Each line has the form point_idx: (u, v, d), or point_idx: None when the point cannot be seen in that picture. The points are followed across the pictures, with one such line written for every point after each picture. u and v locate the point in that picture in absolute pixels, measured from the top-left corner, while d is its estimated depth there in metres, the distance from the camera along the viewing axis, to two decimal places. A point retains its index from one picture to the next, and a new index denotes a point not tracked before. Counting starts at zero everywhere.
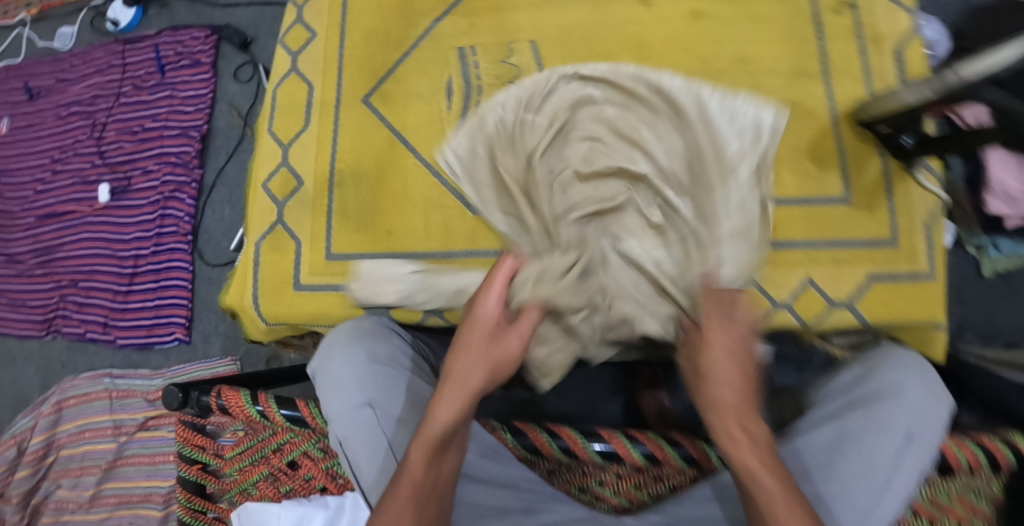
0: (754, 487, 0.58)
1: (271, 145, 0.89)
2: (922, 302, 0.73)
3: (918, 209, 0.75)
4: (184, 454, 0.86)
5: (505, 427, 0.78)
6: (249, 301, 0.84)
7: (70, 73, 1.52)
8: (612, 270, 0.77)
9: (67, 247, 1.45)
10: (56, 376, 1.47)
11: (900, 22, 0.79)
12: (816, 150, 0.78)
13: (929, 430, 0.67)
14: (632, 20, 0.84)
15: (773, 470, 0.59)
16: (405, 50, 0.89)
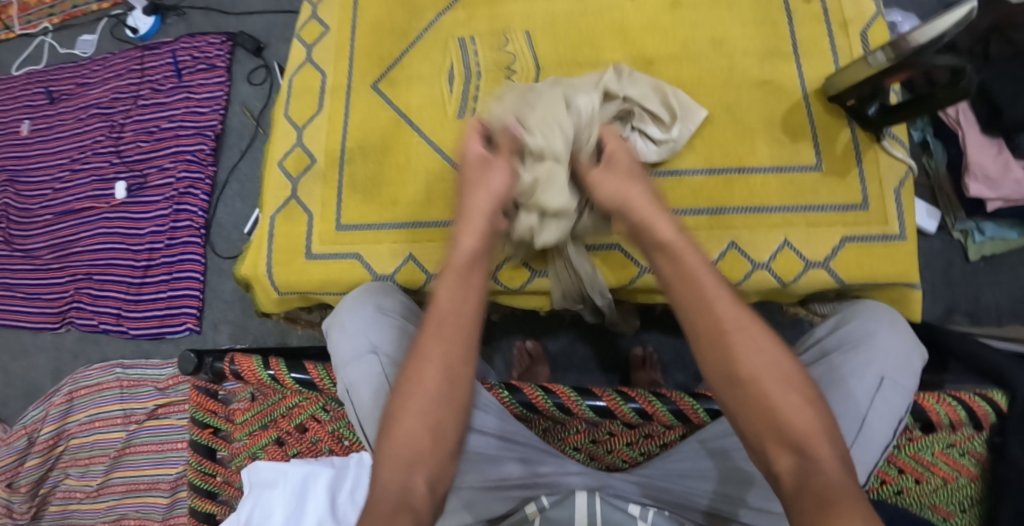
0: (736, 392, 0.64)
1: (288, 129, 0.96)
2: (892, 259, 0.80)
3: (886, 174, 0.83)
4: (197, 418, 0.91)
5: (503, 385, 0.82)
6: (262, 270, 0.90)
7: (90, 78, 1.60)
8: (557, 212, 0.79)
9: (84, 242, 1.50)
10: (67, 367, 1.49)
11: (865, 7, 0.88)
12: (789, 121, 0.85)
13: (901, 373, 0.73)
14: (614, 7, 0.92)
15: (750, 354, 0.64)
16: (411, 39, 0.96)
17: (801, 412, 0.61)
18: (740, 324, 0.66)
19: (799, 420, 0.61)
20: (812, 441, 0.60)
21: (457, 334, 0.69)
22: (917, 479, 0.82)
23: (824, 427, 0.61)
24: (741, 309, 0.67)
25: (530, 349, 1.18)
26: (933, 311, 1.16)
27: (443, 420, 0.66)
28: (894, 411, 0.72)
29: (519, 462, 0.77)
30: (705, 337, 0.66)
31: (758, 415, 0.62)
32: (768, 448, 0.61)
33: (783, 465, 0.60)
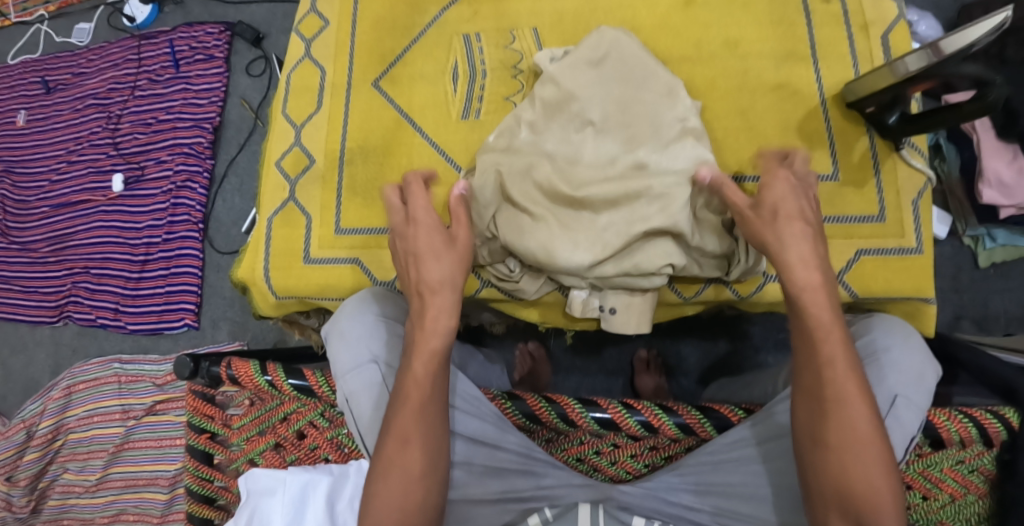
0: (820, 453, 0.61)
1: (286, 127, 0.94)
2: (908, 272, 0.78)
3: (903, 185, 0.80)
4: (194, 423, 0.89)
5: (506, 395, 0.81)
6: (260, 273, 0.88)
7: (86, 68, 1.57)
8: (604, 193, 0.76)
9: (81, 235, 1.48)
10: (66, 362, 1.48)
11: (886, 9, 0.85)
12: (805, 128, 0.83)
13: (914, 390, 0.70)
14: (624, 6, 0.88)
15: (843, 425, 0.60)
16: (414, 36, 0.93)
17: (878, 482, 0.59)
18: (862, 391, 0.61)
19: (868, 491, 0.59)
20: (879, 514, 0.58)
21: (436, 404, 0.66)
22: (925, 496, 0.80)
23: (892, 501, 0.59)
24: (854, 375, 0.61)
25: (533, 351, 1.16)
26: (942, 319, 1.14)
27: (424, 494, 0.65)
28: (908, 430, 0.69)
29: (522, 475, 0.75)
30: (813, 403, 0.62)
31: (829, 478, 0.60)
32: (828, 504, 0.61)
33: (833, 524, 0.60)
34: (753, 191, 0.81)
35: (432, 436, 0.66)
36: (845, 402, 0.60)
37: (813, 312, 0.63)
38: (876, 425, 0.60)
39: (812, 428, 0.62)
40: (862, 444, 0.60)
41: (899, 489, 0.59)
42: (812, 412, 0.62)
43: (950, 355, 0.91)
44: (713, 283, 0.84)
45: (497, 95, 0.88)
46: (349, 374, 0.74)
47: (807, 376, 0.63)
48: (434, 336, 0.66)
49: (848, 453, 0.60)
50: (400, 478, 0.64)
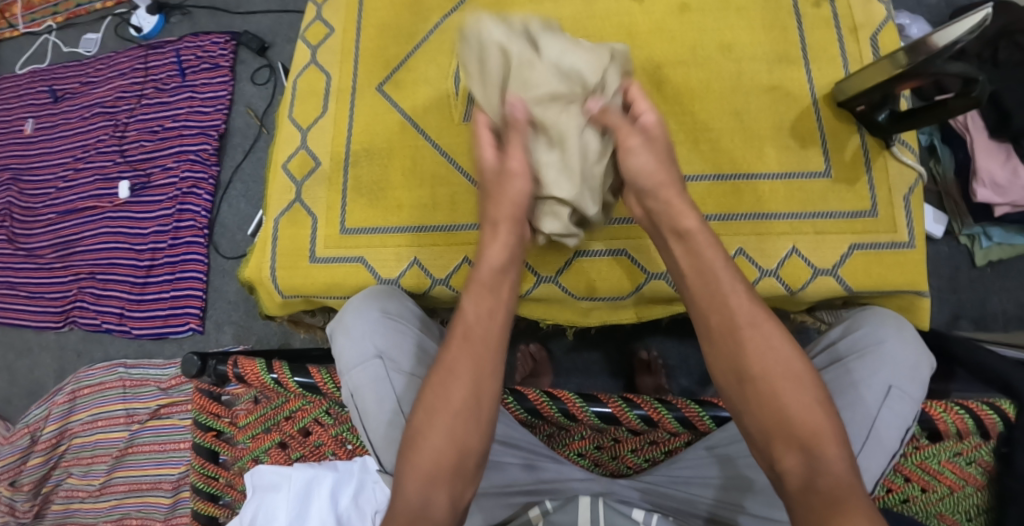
0: (747, 387, 0.64)
1: (292, 131, 0.96)
2: (901, 267, 0.80)
3: (895, 182, 0.82)
4: (200, 421, 0.90)
5: (508, 391, 0.81)
6: (266, 273, 0.90)
7: (94, 77, 1.60)
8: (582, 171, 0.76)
9: (87, 241, 1.50)
10: (70, 367, 1.49)
11: (875, 12, 0.87)
12: (798, 128, 0.85)
13: (908, 381, 0.72)
14: (620, 11, 0.91)
15: (760, 352, 0.64)
16: (417, 42, 0.96)
17: (809, 410, 0.61)
18: (769, 318, 0.66)
19: (807, 420, 0.61)
20: (822, 443, 0.59)
21: (487, 344, 0.69)
22: (924, 488, 0.81)
23: (833, 430, 0.61)
24: (754, 302, 0.67)
25: (534, 352, 1.18)
26: (939, 317, 1.16)
27: (467, 436, 0.65)
28: (903, 420, 0.71)
29: (525, 469, 0.77)
30: (724, 335, 0.66)
31: (765, 412, 0.62)
32: (774, 446, 0.62)
33: (789, 464, 0.60)
34: (748, 191, 0.83)
35: (478, 381, 0.67)
36: (756, 328, 0.65)
37: (708, 252, 0.70)
38: (793, 349, 0.64)
39: (734, 364, 0.65)
40: (780, 368, 0.63)
41: (838, 418, 0.61)
42: (727, 347, 0.66)
43: (946, 351, 0.92)
44: None
45: None
46: (354, 369, 0.76)
47: (706, 314, 0.69)
48: (483, 354, 0.68)
49: (773, 380, 0.63)
50: (445, 421, 0.65)
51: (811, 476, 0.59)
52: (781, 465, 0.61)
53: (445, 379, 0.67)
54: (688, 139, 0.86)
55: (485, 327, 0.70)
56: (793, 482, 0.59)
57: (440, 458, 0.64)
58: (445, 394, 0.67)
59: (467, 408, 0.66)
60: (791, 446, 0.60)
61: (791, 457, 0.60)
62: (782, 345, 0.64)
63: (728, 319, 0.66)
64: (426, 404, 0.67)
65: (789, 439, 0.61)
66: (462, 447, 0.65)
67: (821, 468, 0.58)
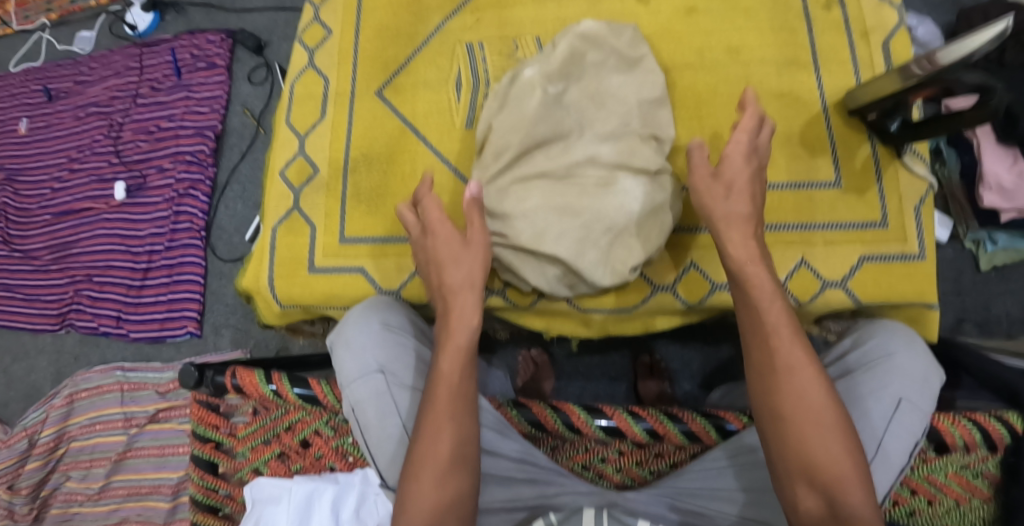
0: (777, 428, 0.62)
1: (290, 137, 0.94)
2: (910, 278, 0.78)
3: (905, 191, 0.81)
4: (199, 432, 0.90)
5: (511, 402, 0.80)
6: (264, 282, 0.88)
7: (88, 76, 1.57)
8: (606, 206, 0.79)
9: (83, 243, 1.48)
10: (68, 369, 1.48)
11: (886, 16, 0.85)
12: (807, 135, 0.83)
13: (919, 395, 0.71)
14: (626, 15, 0.89)
15: (795, 394, 0.61)
16: (417, 45, 0.94)
17: (837, 456, 0.59)
18: (809, 359, 0.63)
19: (832, 464, 0.59)
20: (844, 486, 0.58)
21: (466, 398, 0.68)
22: (930, 501, 0.80)
23: (859, 476, 0.59)
24: (796, 342, 0.63)
25: (536, 357, 1.17)
26: (944, 322, 1.15)
27: (457, 490, 0.64)
28: (913, 435, 0.70)
29: (527, 483, 0.76)
30: (761, 372, 0.64)
31: (791, 452, 0.60)
32: (795, 484, 0.60)
33: (807, 505, 0.59)
34: (754, 201, 0.82)
35: (461, 425, 0.67)
36: (794, 370, 0.62)
37: (759, 282, 0.66)
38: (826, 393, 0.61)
39: (768, 405, 0.62)
40: (807, 412, 0.61)
41: (865, 467, 0.59)
42: (761, 380, 0.63)
43: (953, 360, 0.91)
44: (718, 290, 0.83)
45: None
46: (354, 381, 0.75)
47: (754, 349, 0.65)
48: (463, 403, 0.68)
49: (803, 420, 0.60)
50: (431, 469, 0.64)
51: (834, 522, 0.57)
52: (799, 508, 0.60)
53: (432, 428, 0.66)
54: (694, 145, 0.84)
55: (461, 382, 0.69)
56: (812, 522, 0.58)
57: (430, 518, 0.63)
58: (431, 444, 0.66)
59: (453, 466, 0.65)
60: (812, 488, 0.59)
61: (809, 497, 0.59)
62: (816, 387, 0.61)
63: (764, 361, 0.63)
64: (413, 460, 0.65)
65: (812, 480, 0.59)
66: (450, 505, 0.64)
67: (844, 516, 0.57)
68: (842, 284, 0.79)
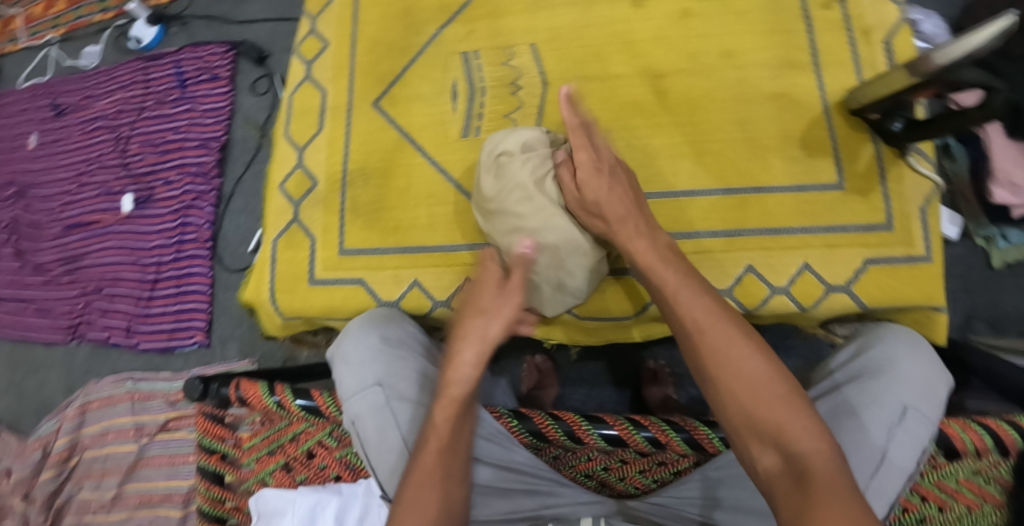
0: (712, 389, 0.62)
1: (288, 150, 0.95)
2: (916, 281, 0.77)
3: (910, 193, 0.80)
4: (205, 444, 0.90)
5: (512, 413, 0.80)
6: (265, 295, 0.89)
7: (94, 90, 1.59)
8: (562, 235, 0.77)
9: (92, 255, 1.50)
10: (80, 380, 1.50)
11: (887, 14, 0.84)
12: (807, 138, 0.82)
13: (923, 401, 0.70)
14: (621, 19, 0.88)
15: (724, 349, 0.62)
16: (412, 55, 0.94)
17: (778, 407, 0.59)
18: (719, 309, 0.64)
19: (772, 412, 0.59)
20: (790, 434, 0.58)
21: (469, 414, 0.70)
22: (942, 508, 0.78)
23: (807, 422, 0.59)
24: (713, 304, 0.65)
25: (541, 364, 1.16)
26: (955, 322, 1.12)
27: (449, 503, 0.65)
28: (918, 442, 0.69)
29: (528, 494, 0.76)
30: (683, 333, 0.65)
31: (737, 409, 0.60)
32: (748, 441, 0.60)
33: (767, 463, 0.59)
34: (755, 205, 0.81)
35: (450, 441, 0.68)
36: (710, 325, 0.63)
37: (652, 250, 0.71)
38: (750, 342, 0.62)
39: (701, 365, 0.63)
40: (739, 377, 0.61)
41: (811, 411, 0.59)
42: (687, 341, 0.65)
43: (962, 362, 0.89)
44: (718, 296, 0.80)
45: (495, 112, 0.88)
46: (356, 391, 0.75)
47: (676, 311, 0.67)
48: (456, 431, 0.68)
49: (730, 377, 0.61)
50: (424, 474, 0.65)
51: (795, 478, 0.56)
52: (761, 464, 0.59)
53: (424, 449, 0.67)
54: (693, 150, 0.84)
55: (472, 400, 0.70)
56: (782, 477, 0.57)
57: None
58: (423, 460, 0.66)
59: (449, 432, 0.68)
60: (773, 446, 0.58)
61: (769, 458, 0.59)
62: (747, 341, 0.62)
63: (687, 331, 0.64)
64: (416, 481, 0.65)
65: (768, 439, 0.59)
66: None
67: (804, 471, 0.56)
68: (846, 293, 0.78)
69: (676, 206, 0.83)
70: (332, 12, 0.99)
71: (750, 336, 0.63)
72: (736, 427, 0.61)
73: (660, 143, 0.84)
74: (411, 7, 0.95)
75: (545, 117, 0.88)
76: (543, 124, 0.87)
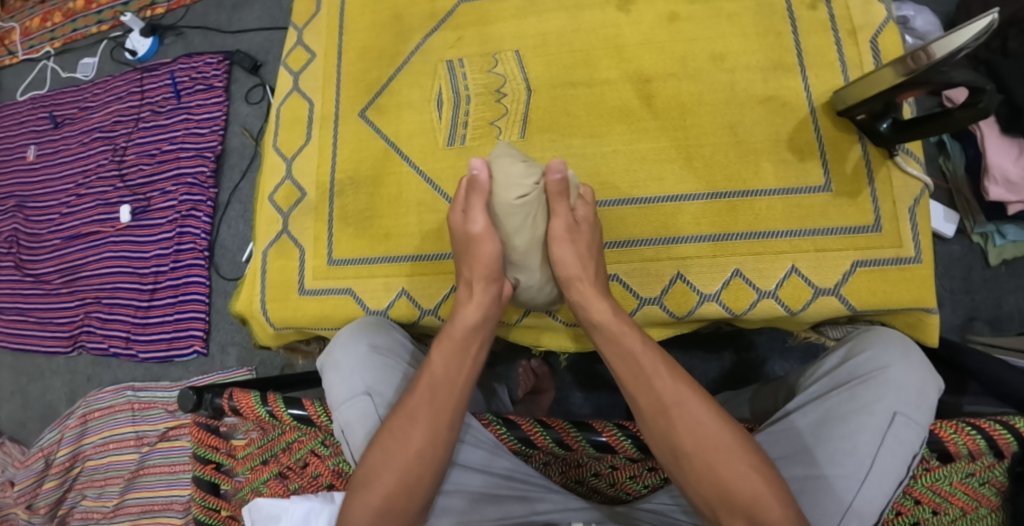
0: (683, 466, 0.65)
1: (277, 160, 0.95)
2: (905, 283, 0.77)
3: (899, 194, 0.79)
4: (199, 454, 0.91)
5: (501, 422, 0.80)
6: (257, 306, 0.90)
7: (91, 102, 1.60)
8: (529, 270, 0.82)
9: (91, 266, 1.51)
10: (81, 390, 1.51)
11: (874, 14, 0.84)
12: (795, 140, 0.82)
13: (914, 407, 0.69)
14: (607, 24, 0.88)
15: (689, 427, 0.65)
16: (400, 64, 0.94)
17: (746, 479, 0.62)
18: (685, 386, 0.67)
19: (743, 487, 0.62)
20: (760, 504, 0.61)
21: (451, 397, 0.72)
22: (935, 510, 0.77)
23: (773, 492, 0.61)
24: (678, 380, 0.67)
25: (536, 368, 1.16)
26: (952, 320, 1.11)
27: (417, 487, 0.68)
28: (908, 448, 0.68)
29: (518, 501, 0.76)
30: (650, 411, 0.67)
31: (705, 485, 0.63)
32: (721, 517, 0.63)
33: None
34: (743, 209, 0.81)
35: (436, 426, 0.70)
36: (677, 403, 0.66)
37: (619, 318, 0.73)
38: (714, 416, 0.65)
39: (670, 443, 0.66)
40: (706, 456, 0.64)
41: (777, 480, 0.62)
42: (655, 420, 0.67)
43: (957, 363, 0.89)
44: (707, 301, 0.80)
45: (482, 120, 0.88)
46: (346, 399, 0.76)
47: (642, 388, 0.69)
48: (445, 408, 0.71)
49: (696, 453, 0.64)
50: (403, 460, 0.68)
51: None
52: None
53: (405, 425, 0.70)
54: (681, 155, 0.84)
55: (450, 381, 0.73)
56: None
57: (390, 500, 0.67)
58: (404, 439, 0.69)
59: (435, 399, 0.71)
60: (744, 518, 0.61)
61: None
62: (711, 420, 0.65)
63: (656, 411, 0.67)
64: (382, 445, 0.70)
65: (739, 512, 0.61)
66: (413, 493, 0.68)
67: None
68: (835, 295, 0.78)
69: (665, 211, 0.83)
70: (319, 22, 0.99)
71: (714, 415, 0.65)
72: (707, 503, 0.63)
73: (647, 147, 0.84)
74: (398, 15, 0.95)
75: (531, 123, 0.87)
76: (531, 130, 0.87)
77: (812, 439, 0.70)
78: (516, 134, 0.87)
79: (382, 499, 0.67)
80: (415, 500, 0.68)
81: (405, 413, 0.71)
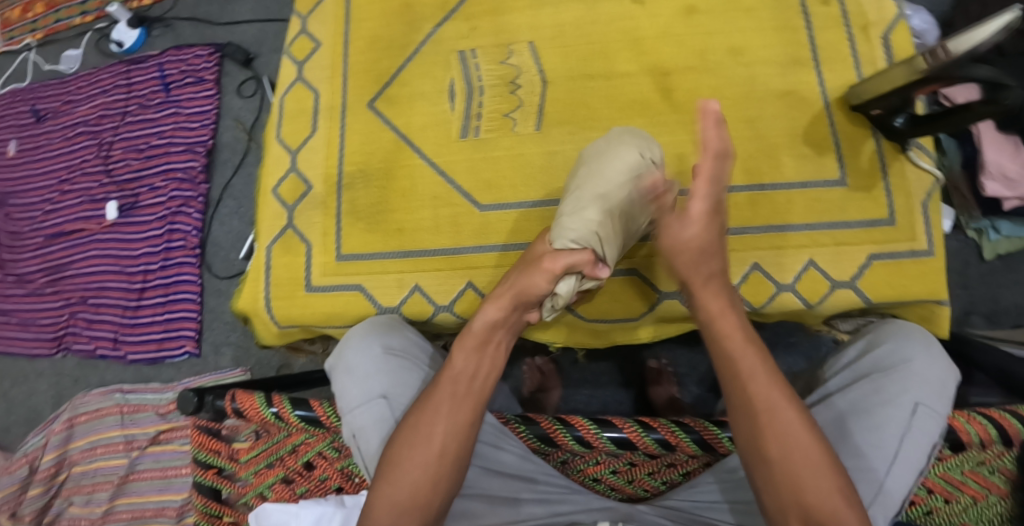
0: (761, 448, 0.61)
1: (282, 153, 0.93)
2: (922, 276, 0.77)
3: (913, 188, 0.79)
4: (200, 458, 0.87)
5: (520, 419, 0.79)
6: (262, 304, 0.88)
7: (76, 95, 1.55)
8: (576, 217, 0.74)
9: (77, 264, 1.46)
10: (67, 394, 1.46)
11: (886, 9, 0.83)
12: (811, 134, 0.81)
13: (936, 398, 0.69)
14: (622, 16, 0.87)
15: (774, 414, 0.61)
16: (409, 56, 0.92)
17: (822, 475, 0.59)
18: (774, 371, 0.64)
19: (823, 484, 0.59)
20: (835, 504, 0.58)
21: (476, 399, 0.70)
22: (947, 500, 0.76)
23: (849, 496, 0.58)
24: (769, 365, 0.64)
25: (542, 366, 1.13)
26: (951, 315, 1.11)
27: (439, 479, 0.66)
28: (929, 440, 0.68)
29: (537, 503, 0.74)
30: (738, 391, 0.64)
31: (781, 475, 0.60)
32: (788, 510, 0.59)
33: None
34: (759, 203, 0.80)
35: (456, 421, 0.68)
36: (770, 388, 0.62)
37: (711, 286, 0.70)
38: (800, 409, 0.62)
39: (752, 418, 0.62)
40: (789, 445, 0.60)
41: (853, 486, 0.59)
42: (739, 394, 0.63)
43: (965, 356, 0.89)
44: None
45: (497, 112, 0.87)
46: (361, 402, 0.73)
47: (724, 362, 0.65)
48: (464, 410, 0.69)
49: (778, 438, 0.60)
50: (424, 455, 0.66)
51: None
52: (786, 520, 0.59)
53: (431, 419, 0.68)
54: (697, 148, 0.83)
55: (473, 377, 0.71)
56: None
57: (414, 492, 0.65)
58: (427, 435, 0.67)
59: (464, 399, 0.69)
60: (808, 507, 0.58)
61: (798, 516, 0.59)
62: (798, 412, 0.61)
63: (743, 389, 0.63)
64: (407, 443, 0.67)
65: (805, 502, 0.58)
66: (435, 488, 0.66)
67: None
68: (854, 292, 0.78)
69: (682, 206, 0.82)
70: (324, 11, 0.96)
71: (798, 408, 0.62)
72: (772, 483, 0.60)
73: (665, 141, 0.83)
74: (406, 5, 0.93)
75: (548, 115, 0.86)
76: (545, 122, 0.85)
77: (839, 429, 0.69)
78: (532, 127, 0.85)
79: (408, 495, 0.65)
80: (436, 499, 0.66)
81: (430, 409, 0.68)
